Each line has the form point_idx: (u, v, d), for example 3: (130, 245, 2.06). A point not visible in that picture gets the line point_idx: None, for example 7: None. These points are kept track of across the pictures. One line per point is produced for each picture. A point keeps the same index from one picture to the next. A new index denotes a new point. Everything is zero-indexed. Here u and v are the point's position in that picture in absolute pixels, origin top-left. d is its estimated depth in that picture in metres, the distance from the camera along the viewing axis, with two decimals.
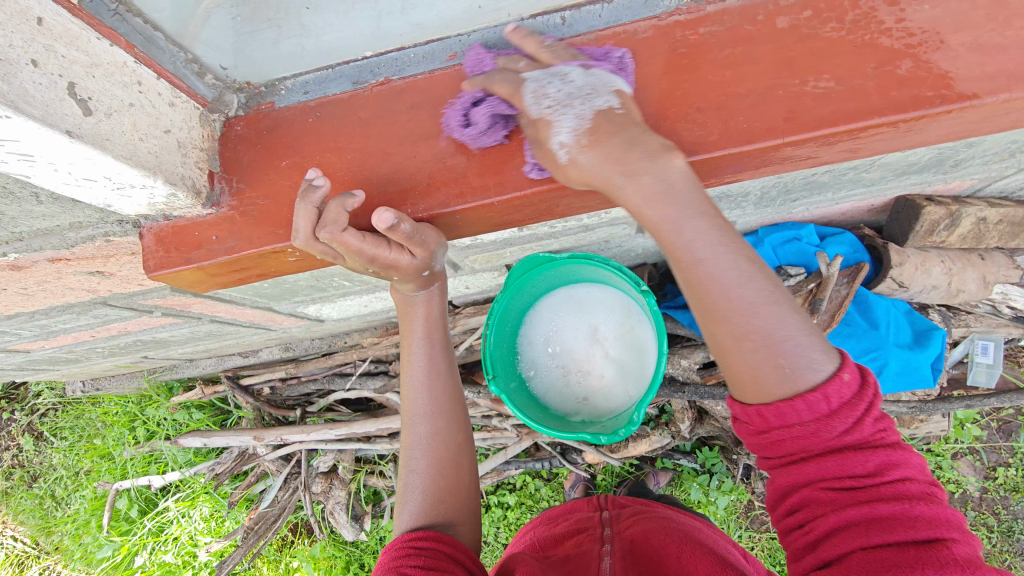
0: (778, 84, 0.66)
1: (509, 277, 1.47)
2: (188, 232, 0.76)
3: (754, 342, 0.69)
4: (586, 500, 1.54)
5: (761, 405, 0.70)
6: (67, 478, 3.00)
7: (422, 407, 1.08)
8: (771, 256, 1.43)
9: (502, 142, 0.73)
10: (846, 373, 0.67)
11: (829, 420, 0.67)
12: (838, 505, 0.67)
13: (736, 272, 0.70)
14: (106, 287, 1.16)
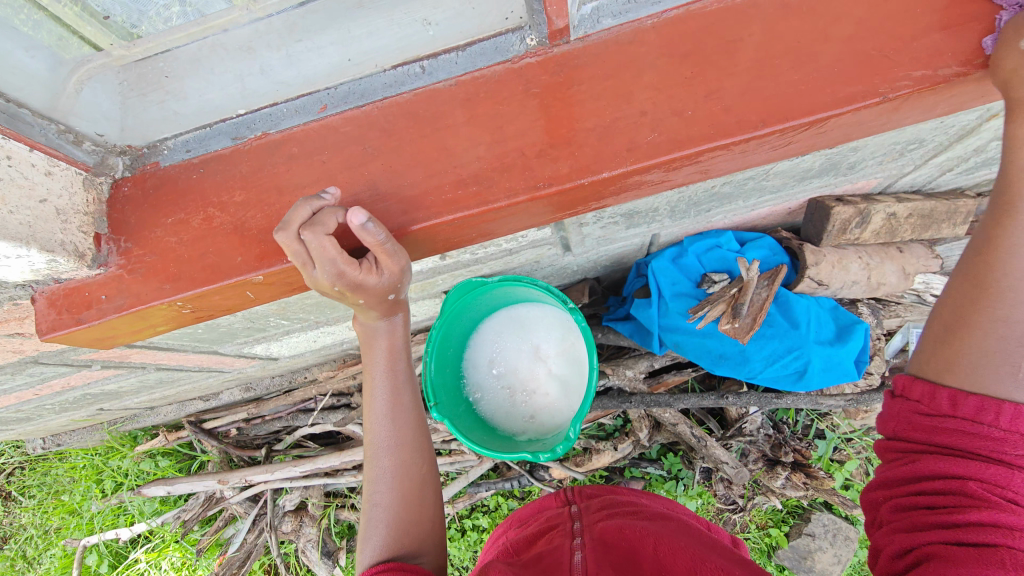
0: (619, 116, 0.71)
1: (445, 304, 1.50)
2: (78, 293, 0.78)
3: (1012, 329, 0.73)
4: (550, 494, 1.41)
5: (955, 391, 0.75)
6: (37, 537, 2.93)
7: (384, 441, 1.05)
8: (695, 264, 1.50)
9: (375, 186, 0.76)
10: None
11: (1016, 434, 0.70)
12: (986, 505, 0.68)
13: None
14: (31, 347, 1.17)
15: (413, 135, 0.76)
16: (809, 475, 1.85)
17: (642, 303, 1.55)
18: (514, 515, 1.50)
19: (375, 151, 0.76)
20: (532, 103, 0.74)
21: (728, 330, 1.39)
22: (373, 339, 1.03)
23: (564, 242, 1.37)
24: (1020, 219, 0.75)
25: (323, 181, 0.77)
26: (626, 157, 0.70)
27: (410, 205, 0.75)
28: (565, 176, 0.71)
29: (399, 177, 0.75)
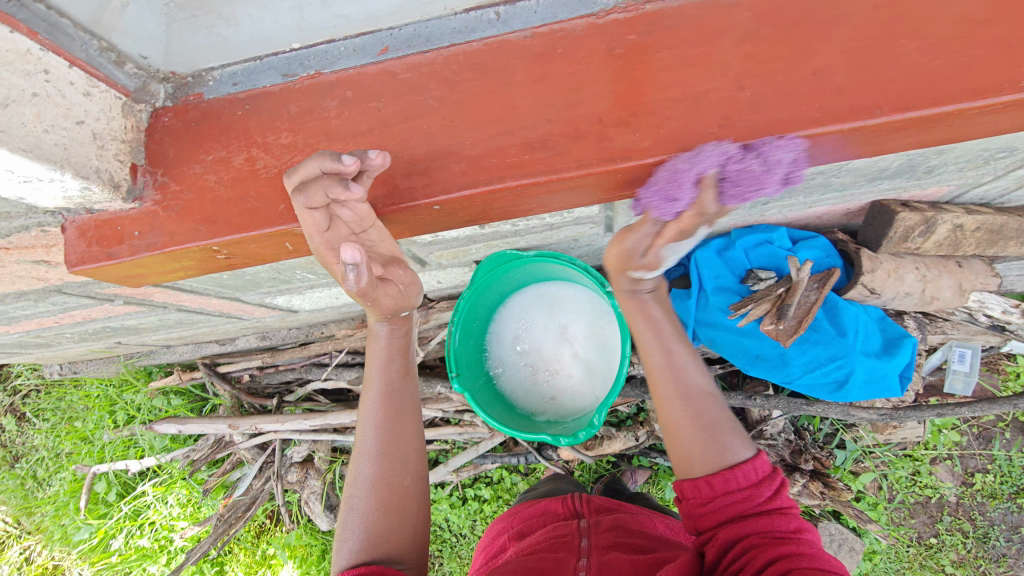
0: (713, 87, 0.63)
1: (475, 275, 1.45)
2: (109, 225, 0.74)
3: (701, 420, 0.98)
4: (562, 504, 1.44)
5: (705, 475, 0.93)
6: (49, 458, 3.03)
7: (370, 447, 1.02)
8: (742, 259, 1.41)
9: (431, 143, 0.68)
10: (762, 455, 0.94)
11: (757, 485, 0.90)
12: (769, 543, 0.84)
13: (692, 367, 1.04)
14: (56, 276, 1.14)
15: (478, 88, 0.68)
16: (826, 485, 1.80)
17: (679, 294, 1.48)
18: (522, 512, 1.54)
19: (436, 103, 0.69)
20: (613, 66, 0.66)
21: (769, 331, 1.34)
22: (376, 341, 1.04)
23: (607, 222, 1.31)
24: (673, 346, 1.05)
25: (376, 130, 0.70)
26: (717, 134, 0.62)
27: (467, 165, 0.67)
28: (645, 149, 0.63)
29: (459, 133, 0.68)
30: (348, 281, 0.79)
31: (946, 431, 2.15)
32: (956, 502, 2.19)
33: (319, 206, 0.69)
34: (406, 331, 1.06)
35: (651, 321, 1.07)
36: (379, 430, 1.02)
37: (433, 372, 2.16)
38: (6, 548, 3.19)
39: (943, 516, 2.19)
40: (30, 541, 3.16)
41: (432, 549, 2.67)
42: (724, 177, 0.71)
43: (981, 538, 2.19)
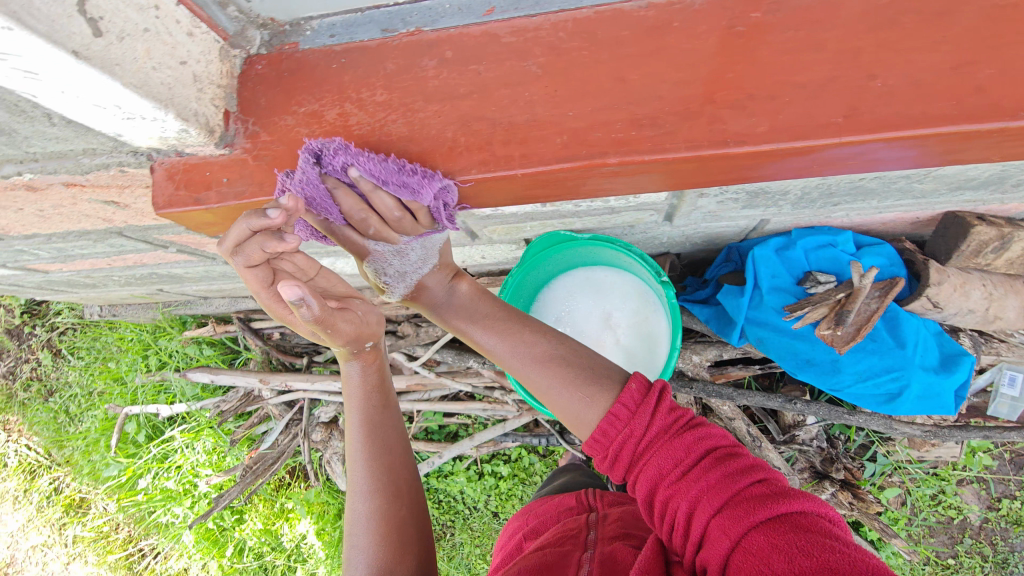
0: (841, 75, 0.60)
1: (526, 253, 1.45)
2: (197, 171, 0.73)
3: (566, 386, 0.90)
4: (575, 501, 1.48)
5: (595, 432, 0.87)
6: (82, 395, 3.15)
7: (361, 485, 1.08)
8: (802, 259, 1.38)
9: (534, 113, 0.66)
10: (630, 382, 0.88)
11: (636, 416, 0.85)
12: (682, 489, 0.80)
13: (522, 341, 0.96)
14: (122, 218, 1.16)
15: (587, 58, 0.65)
16: (855, 496, 1.77)
17: (732, 290, 1.44)
18: (537, 510, 1.59)
19: (540, 70, 0.67)
20: (733, 45, 0.62)
21: (824, 336, 1.33)
22: (349, 381, 1.08)
23: (669, 210, 1.28)
24: (502, 326, 0.98)
25: (475, 94, 0.68)
26: (841, 125, 0.59)
27: (568, 138, 0.65)
28: (762, 135, 0.60)
29: (562, 104, 0.65)
30: (304, 315, 0.86)
31: (980, 454, 2.08)
32: (979, 525, 2.16)
33: (259, 258, 0.76)
34: (376, 361, 1.10)
35: (467, 329, 1.00)
36: (367, 467, 1.07)
37: (464, 346, 2.16)
38: (37, 477, 3.33)
39: (964, 538, 2.16)
40: (60, 472, 3.30)
41: (445, 518, 2.73)
42: (833, 170, 0.68)
43: (1000, 563, 2.16)
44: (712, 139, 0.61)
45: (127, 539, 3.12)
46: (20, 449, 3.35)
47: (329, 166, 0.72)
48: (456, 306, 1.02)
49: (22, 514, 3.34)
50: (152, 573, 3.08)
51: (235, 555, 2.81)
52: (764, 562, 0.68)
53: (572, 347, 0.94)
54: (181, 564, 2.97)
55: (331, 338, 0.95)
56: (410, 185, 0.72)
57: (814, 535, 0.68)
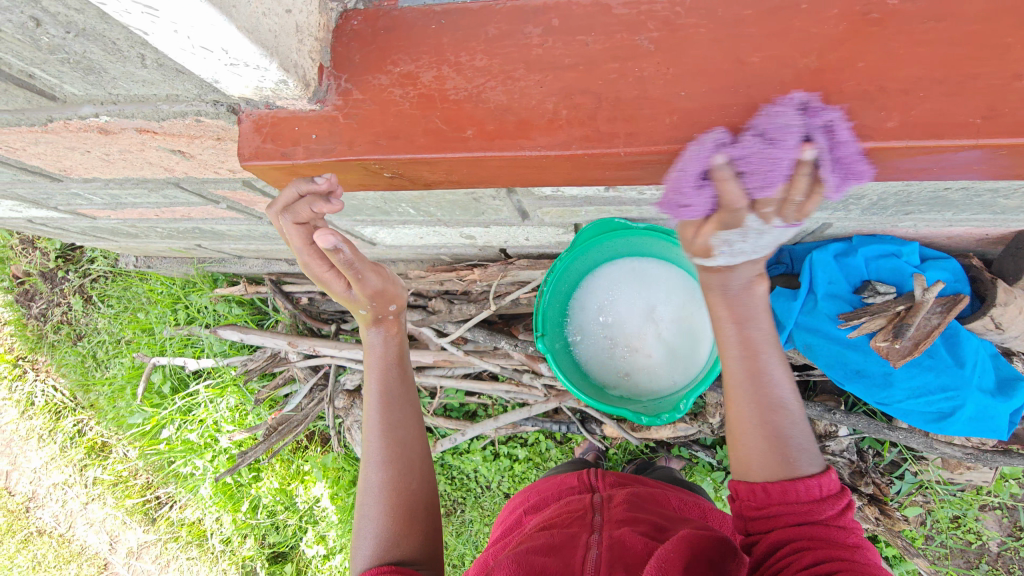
0: (980, 73, 0.57)
1: (576, 238, 1.43)
2: (284, 125, 0.72)
3: (771, 431, 0.84)
4: (578, 479, 1.42)
5: (766, 481, 0.83)
6: (110, 343, 3.22)
7: (375, 455, 1.09)
8: (861, 267, 1.34)
9: (644, 91, 0.63)
10: (834, 472, 0.83)
11: (823, 501, 0.81)
12: (825, 548, 0.77)
13: (776, 374, 0.85)
14: (183, 168, 1.15)
15: (704, 36, 0.62)
16: (883, 512, 1.77)
17: (785, 293, 1.41)
18: (540, 486, 1.55)
19: (652, 45, 0.64)
20: (865, 32, 0.59)
21: (880, 348, 1.29)
22: (371, 350, 1.16)
23: None
24: (761, 345, 0.85)
25: (581, 66, 0.65)
26: (975, 125, 0.56)
27: (678, 119, 0.62)
28: (889, 131, 0.58)
29: (674, 84, 0.62)
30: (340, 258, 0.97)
31: (1011, 482, 2.02)
32: (997, 552, 2.12)
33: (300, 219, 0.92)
34: (397, 332, 1.18)
35: (746, 319, 0.84)
36: (380, 436, 1.09)
37: (495, 327, 2.16)
38: (61, 418, 3.42)
39: (981, 564, 2.12)
40: (84, 415, 3.38)
41: (456, 494, 2.75)
42: (949, 174, 0.65)
43: None
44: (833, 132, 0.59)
45: (145, 485, 3.20)
46: (47, 389, 3.43)
47: (812, 122, 0.59)
48: (734, 303, 0.84)
49: (45, 452, 3.44)
50: (167, 521, 3.17)
51: (249, 510, 2.89)
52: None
53: (801, 406, 0.86)
54: (196, 515, 3.04)
55: (359, 288, 1.05)
56: (847, 174, 0.63)
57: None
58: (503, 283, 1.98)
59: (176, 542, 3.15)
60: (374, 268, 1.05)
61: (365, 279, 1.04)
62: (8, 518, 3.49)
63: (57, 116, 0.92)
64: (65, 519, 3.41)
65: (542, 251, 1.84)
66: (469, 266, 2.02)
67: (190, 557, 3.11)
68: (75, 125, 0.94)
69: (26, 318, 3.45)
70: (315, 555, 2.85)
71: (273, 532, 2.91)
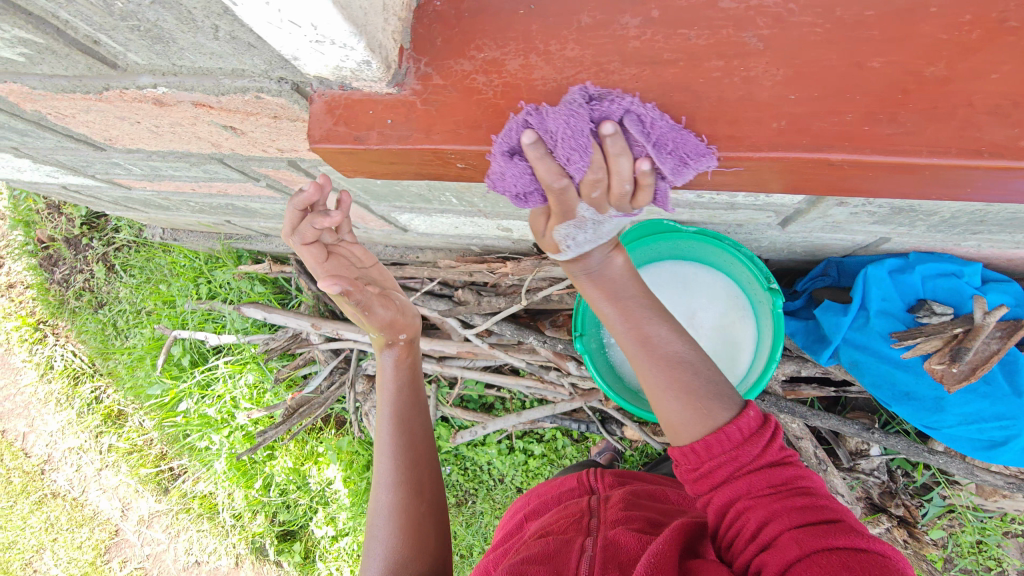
0: None
1: (623, 238, 1.40)
2: (358, 107, 0.69)
3: (680, 388, 0.89)
4: (577, 481, 1.38)
5: (693, 441, 0.86)
6: (131, 312, 3.23)
7: (386, 478, 1.15)
8: (916, 284, 1.29)
9: (751, 94, 0.59)
10: (749, 409, 0.85)
11: (746, 443, 0.83)
12: (765, 504, 0.79)
13: (663, 334, 0.92)
14: (231, 144, 1.13)
15: (820, 37, 0.58)
16: (912, 535, 1.76)
17: (834, 307, 1.37)
18: (540, 488, 1.50)
19: (761, 44, 0.59)
20: (1000, 42, 0.55)
21: (935, 369, 1.25)
22: (383, 372, 1.21)
23: (792, 214, 1.18)
24: (639, 311, 0.93)
25: (681, 62, 0.61)
26: None
27: (786, 124, 0.58)
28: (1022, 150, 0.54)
29: (784, 88, 0.58)
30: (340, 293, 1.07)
31: None
32: None
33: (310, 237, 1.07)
34: (408, 356, 1.23)
35: (609, 298, 0.94)
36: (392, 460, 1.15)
37: (521, 322, 2.12)
38: (79, 383, 3.45)
39: None
40: (102, 382, 3.41)
41: (468, 485, 2.73)
42: None
43: None
44: (959, 147, 0.54)
45: (160, 456, 3.23)
46: (66, 354, 3.46)
47: (607, 106, 0.62)
48: (604, 279, 0.94)
49: (62, 416, 3.47)
50: (179, 492, 3.19)
51: (262, 488, 2.90)
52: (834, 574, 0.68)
53: (698, 355, 0.92)
54: (208, 488, 3.06)
55: (367, 320, 1.14)
56: (683, 157, 0.63)
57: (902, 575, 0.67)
58: (535, 278, 1.95)
59: (188, 513, 3.18)
60: (381, 300, 1.15)
61: (372, 310, 1.14)
62: (23, 478, 3.52)
63: (115, 85, 0.90)
64: (78, 484, 3.44)
65: None
66: (501, 258, 1.99)
67: (201, 528, 3.15)
68: (131, 94, 0.92)
69: (49, 283, 3.46)
70: (324, 536, 2.87)
71: (284, 510, 2.92)
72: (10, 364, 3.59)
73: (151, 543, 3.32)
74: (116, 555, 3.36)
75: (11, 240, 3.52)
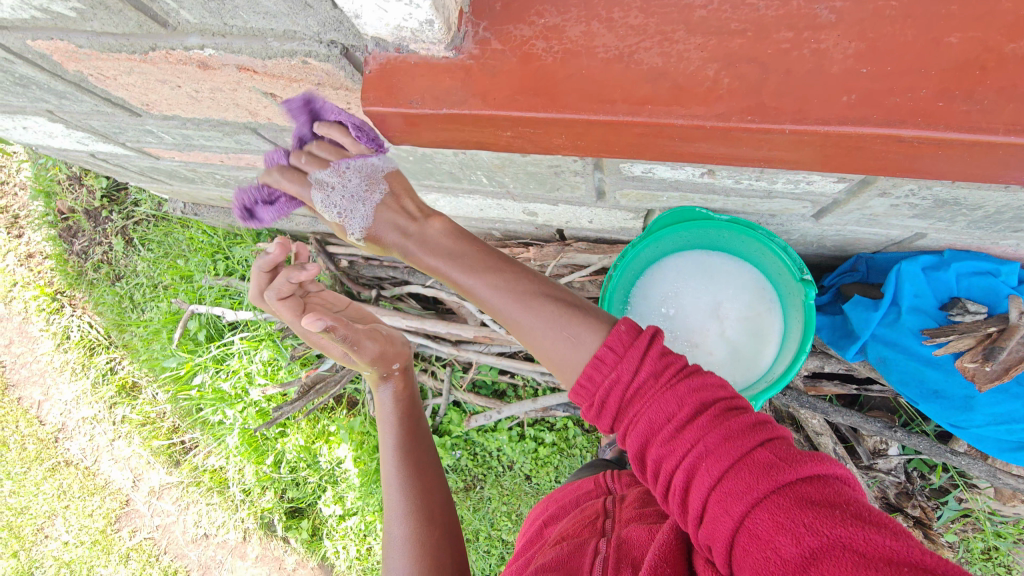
0: None
1: (651, 224, 1.39)
2: (413, 70, 0.69)
3: (548, 325, 0.87)
4: (594, 484, 1.36)
5: (579, 376, 0.84)
6: (148, 286, 3.26)
7: (397, 509, 1.16)
8: (951, 282, 1.27)
9: (820, 68, 0.58)
10: (620, 326, 0.83)
11: (631, 349, 0.81)
12: (679, 451, 0.74)
13: (508, 282, 0.90)
14: (269, 113, 1.13)
15: (895, 10, 0.57)
16: (927, 536, 1.75)
17: (863, 303, 1.35)
18: (557, 495, 1.48)
19: (833, 16, 0.58)
20: None
21: (966, 368, 1.26)
22: (382, 406, 1.28)
23: (829, 204, 1.15)
24: (483, 265, 0.91)
25: (749, 33, 0.60)
26: None
27: (856, 98, 0.57)
28: None
29: (856, 62, 0.57)
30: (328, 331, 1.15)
31: None
32: None
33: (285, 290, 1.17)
34: (404, 386, 1.30)
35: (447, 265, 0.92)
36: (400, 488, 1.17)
37: None
38: (95, 354, 3.48)
39: None
40: (118, 354, 3.44)
41: (477, 471, 2.73)
42: None
43: None
44: None
45: (172, 429, 3.27)
46: (82, 325, 3.50)
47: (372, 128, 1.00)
48: (437, 244, 0.93)
49: (77, 386, 3.51)
50: (190, 465, 3.23)
51: (273, 464, 2.93)
52: (770, 545, 0.62)
53: (552, 287, 0.91)
54: (219, 463, 3.09)
55: (359, 355, 1.21)
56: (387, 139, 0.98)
57: (831, 509, 0.61)
58: (556, 265, 1.94)
59: (198, 487, 3.21)
60: (368, 334, 1.22)
61: (363, 345, 1.21)
62: (37, 446, 3.55)
63: (162, 45, 0.90)
64: (90, 454, 3.48)
65: (601, 236, 1.80)
66: (522, 244, 1.98)
67: (210, 502, 3.18)
68: (177, 55, 0.92)
69: (67, 254, 3.49)
70: (332, 515, 2.90)
71: (293, 488, 2.95)
72: (27, 333, 3.63)
73: (161, 515, 3.36)
74: (126, 525, 3.38)
75: (32, 210, 3.55)
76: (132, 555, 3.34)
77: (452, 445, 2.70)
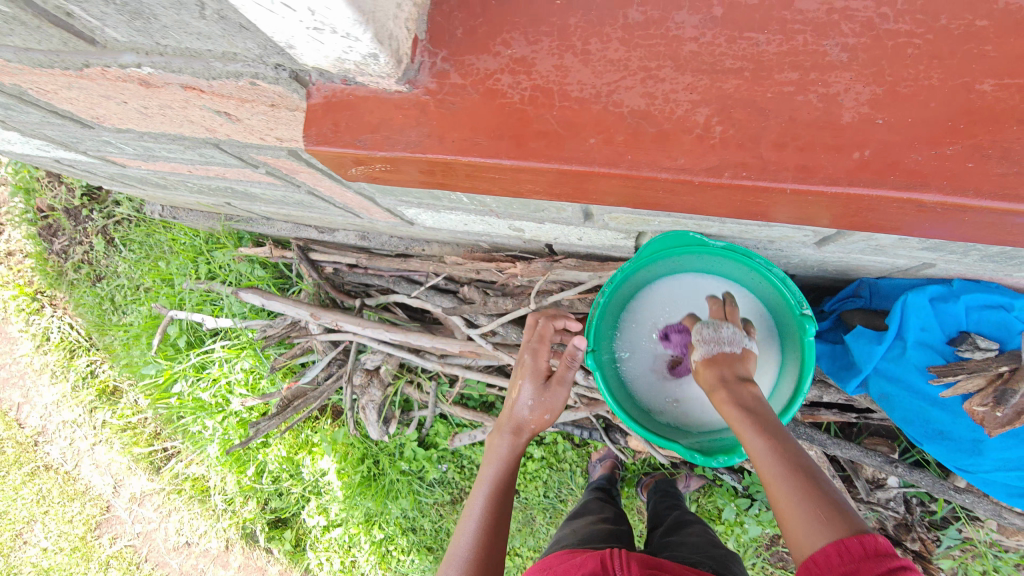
0: None
1: (642, 249, 1.29)
2: (358, 109, 0.60)
3: (804, 504, 0.84)
4: (599, 564, 1.06)
5: (812, 552, 0.80)
6: (128, 288, 3.18)
7: (459, 558, 1.11)
8: (960, 316, 1.19)
9: (831, 117, 0.49)
10: (872, 536, 0.77)
11: (869, 560, 0.75)
12: None
13: (774, 447, 0.92)
14: (226, 131, 1.04)
15: (916, 50, 0.48)
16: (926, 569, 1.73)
17: (864, 335, 1.28)
18: (553, 565, 1.20)
19: (846, 54, 0.50)
20: None
21: (975, 410, 1.19)
22: (498, 453, 1.25)
23: (832, 235, 1.06)
24: (770, 427, 0.95)
25: (747, 72, 0.52)
26: None
27: (871, 152, 0.49)
28: None
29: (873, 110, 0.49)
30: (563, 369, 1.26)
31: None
32: None
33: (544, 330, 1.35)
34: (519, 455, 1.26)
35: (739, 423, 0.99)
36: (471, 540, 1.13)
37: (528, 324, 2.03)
38: (75, 357, 3.40)
39: None
40: (98, 357, 3.36)
41: (464, 483, 2.60)
42: None
43: None
44: None
45: (153, 435, 3.20)
46: (63, 326, 3.41)
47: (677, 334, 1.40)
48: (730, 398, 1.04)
49: (58, 389, 3.43)
50: (171, 473, 3.15)
51: (255, 474, 2.87)
52: None
53: (823, 479, 0.87)
54: (201, 471, 3.02)
55: (544, 395, 1.27)
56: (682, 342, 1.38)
57: None
58: (546, 280, 1.86)
59: (179, 495, 3.14)
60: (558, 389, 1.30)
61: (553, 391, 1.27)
62: (16, 449, 3.47)
63: (95, 62, 0.81)
64: (71, 457, 3.40)
65: (592, 253, 1.72)
66: (510, 258, 1.91)
67: (192, 510, 3.12)
68: (113, 73, 0.83)
69: (47, 253, 3.40)
70: (315, 526, 2.84)
71: (276, 498, 2.89)
72: (7, 333, 3.54)
73: (142, 522, 3.28)
74: (106, 531, 3.32)
75: (10, 208, 3.45)
76: (112, 563, 3.26)
77: (438, 459, 2.60)
